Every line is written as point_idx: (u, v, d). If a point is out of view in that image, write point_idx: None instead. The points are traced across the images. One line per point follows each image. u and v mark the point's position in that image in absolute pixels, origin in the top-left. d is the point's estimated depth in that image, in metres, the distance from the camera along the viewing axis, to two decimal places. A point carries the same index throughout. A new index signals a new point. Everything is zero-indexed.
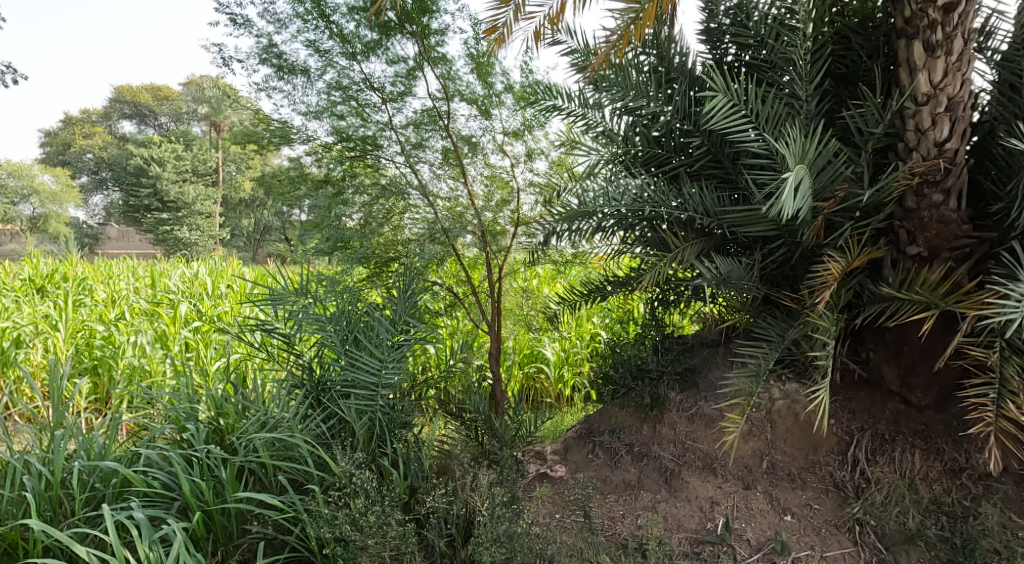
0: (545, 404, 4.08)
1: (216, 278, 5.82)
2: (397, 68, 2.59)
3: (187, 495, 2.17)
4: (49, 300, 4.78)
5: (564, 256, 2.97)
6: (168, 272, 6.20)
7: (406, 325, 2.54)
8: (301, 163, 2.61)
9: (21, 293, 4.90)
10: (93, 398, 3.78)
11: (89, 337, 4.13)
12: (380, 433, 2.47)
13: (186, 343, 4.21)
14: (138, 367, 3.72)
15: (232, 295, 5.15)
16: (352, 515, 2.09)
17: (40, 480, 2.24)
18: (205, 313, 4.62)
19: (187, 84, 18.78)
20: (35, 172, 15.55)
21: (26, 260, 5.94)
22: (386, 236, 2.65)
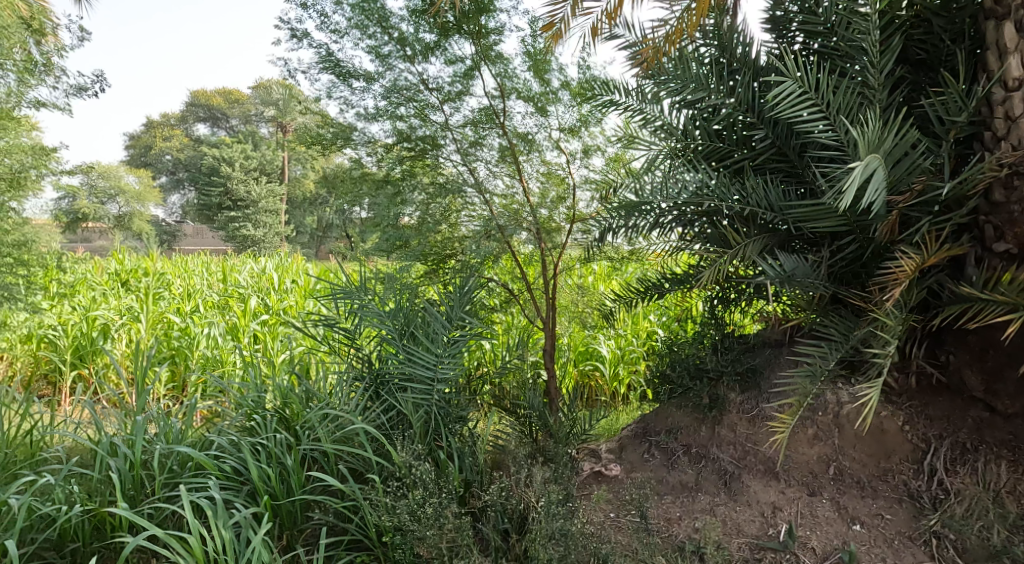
0: (599, 402, 4.07)
1: (281, 272, 6.06)
2: (455, 68, 2.63)
3: (256, 481, 2.28)
4: (132, 293, 5.13)
5: (620, 252, 2.94)
6: (237, 268, 6.49)
7: (461, 322, 2.57)
8: (362, 164, 2.68)
9: (108, 287, 5.28)
10: (171, 386, 4.04)
11: (167, 328, 4.42)
12: (436, 425, 2.53)
13: (254, 335, 4.44)
14: (211, 357, 3.95)
15: (296, 290, 5.37)
16: (409, 505, 2.14)
17: (125, 461, 2.40)
18: (271, 306, 4.84)
19: (258, 88, 19.60)
20: (121, 172, 16.56)
21: (111, 256, 6.32)
22: (443, 234, 2.70)
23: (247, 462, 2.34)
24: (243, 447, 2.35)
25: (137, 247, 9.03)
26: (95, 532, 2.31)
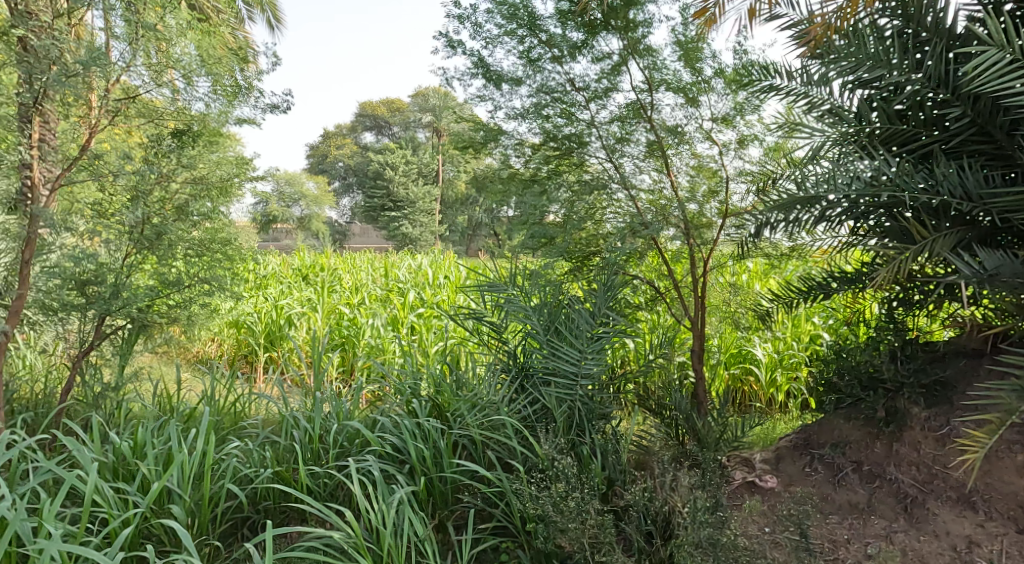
0: (753, 409, 3.83)
1: (438, 268, 6.45)
2: (602, 65, 2.61)
3: (413, 461, 2.44)
4: (311, 286, 5.75)
5: (779, 249, 2.73)
6: (399, 264, 6.99)
7: (605, 318, 2.56)
8: (510, 164, 2.73)
9: (291, 281, 5.97)
10: (343, 369, 4.49)
11: (339, 318, 4.91)
12: (579, 421, 2.54)
13: (412, 327, 4.78)
14: (374, 345, 4.33)
15: (449, 285, 5.70)
16: (552, 497, 2.15)
17: (306, 433, 2.70)
18: (427, 300, 5.16)
19: (417, 94, 20.96)
20: (303, 178, 18.48)
21: (295, 253, 7.10)
22: (588, 231, 2.72)
23: (406, 442, 2.52)
24: (402, 428, 2.53)
25: (297, 247, 10.17)
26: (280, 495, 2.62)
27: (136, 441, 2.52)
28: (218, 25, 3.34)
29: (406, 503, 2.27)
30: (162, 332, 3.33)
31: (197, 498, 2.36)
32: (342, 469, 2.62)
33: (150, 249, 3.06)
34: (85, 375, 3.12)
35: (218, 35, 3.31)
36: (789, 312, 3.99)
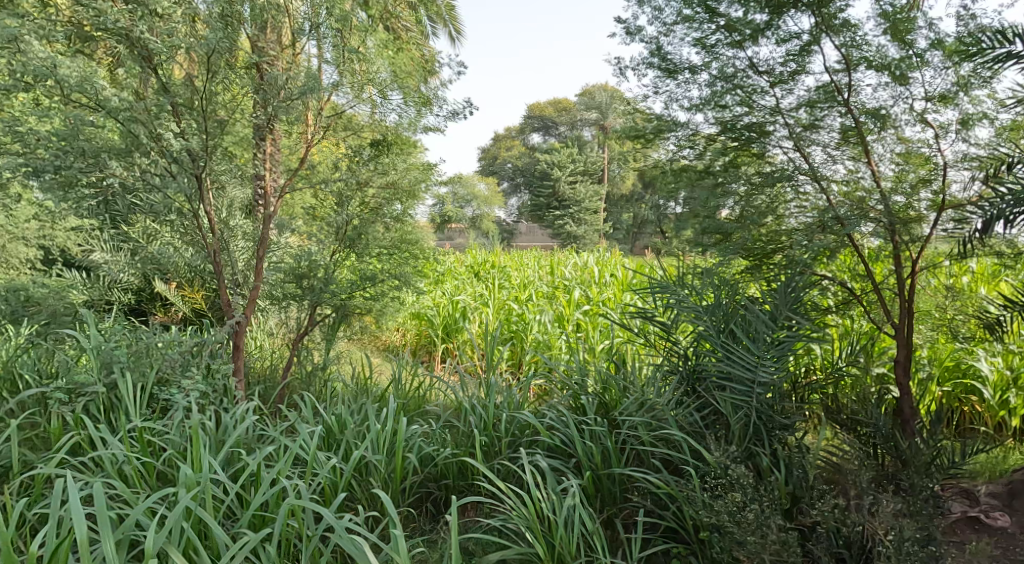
0: (975, 434, 3.29)
1: (603, 266, 6.36)
2: (789, 46, 2.40)
3: (580, 456, 2.43)
4: (483, 283, 6.03)
5: (1014, 248, 2.30)
6: (561, 261, 7.01)
7: (788, 321, 2.31)
8: (677, 155, 2.65)
9: (465, 278, 6.30)
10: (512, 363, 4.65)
11: (508, 312, 5.09)
12: (756, 431, 2.34)
13: (578, 324, 4.80)
14: (541, 340, 4.40)
15: (617, 283, 5.62)
16: (729, 506, 1.98)
17: (480, 421, 2.90)
18: (593, 298, 5.13)
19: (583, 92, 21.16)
20: (477, 181, 19.42)
21: (468, 251, 7.48)
22: (768, 228, 2.48)
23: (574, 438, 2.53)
24: (570, 425, 2.55)
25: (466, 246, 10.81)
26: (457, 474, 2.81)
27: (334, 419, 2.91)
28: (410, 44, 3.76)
29: (572, 492, 2.24)
30: (359, 320, 3.97)
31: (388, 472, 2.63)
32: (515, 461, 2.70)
33: (352, 247, 3.60)
34: (300, 355, 3.77)
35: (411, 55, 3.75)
36: (1019, 322, 3.41)
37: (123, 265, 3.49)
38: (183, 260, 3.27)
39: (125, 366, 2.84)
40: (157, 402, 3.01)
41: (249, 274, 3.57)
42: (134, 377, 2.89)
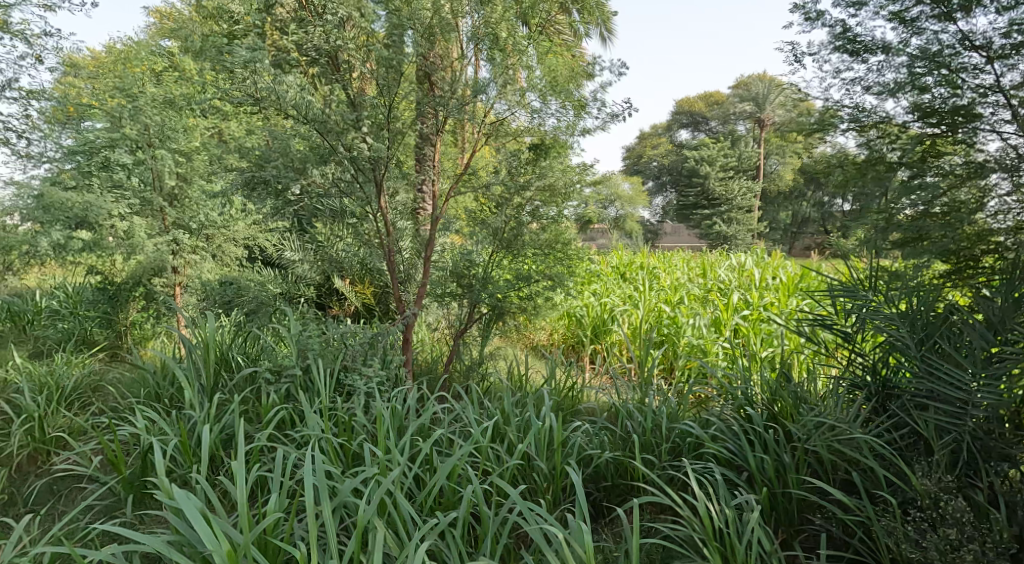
0: None
1: (763, 269, 6.16)
2: (1009, 14, 2.52)
3: (753, 472, 2.47)
4: (631, 283, 6.17)
5: None
6: (715, 263, 6.86)
7: (1007, 335, 2.28)
8: (851, 148, 2.85)
9: (613, 278, 6.46)
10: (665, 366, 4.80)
11: (660, 315, 5.22)
12: (966, 459, 2.36)
13: (736, 329, 4.83)
14: (697, 346, 4.53)
15: (777, 287, 5.51)
16: (939, 543, 2.05)
17: (644, 425, 3.16)
18: (752, 302, 5.12)
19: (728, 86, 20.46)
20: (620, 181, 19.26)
21: (614, 251, 7.58)
22: (978, 226, 2.50)
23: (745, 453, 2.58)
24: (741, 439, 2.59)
25: (609, 243, 10.89)
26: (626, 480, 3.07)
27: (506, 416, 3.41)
28: (567, 57, 4.08)
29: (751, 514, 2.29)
30: (512, 319, 4.38)
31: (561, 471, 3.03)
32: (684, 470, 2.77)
33: (508, 248, 4.15)
34: (459, 349, 4.34)
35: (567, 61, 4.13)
36: None
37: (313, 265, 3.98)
38: (360, 258, 4.06)
39: (318, 354, 3.67)
40: (342, 386, 3.71)
41: (417, 275, 4.13)
42: (325, 362, 3.70)
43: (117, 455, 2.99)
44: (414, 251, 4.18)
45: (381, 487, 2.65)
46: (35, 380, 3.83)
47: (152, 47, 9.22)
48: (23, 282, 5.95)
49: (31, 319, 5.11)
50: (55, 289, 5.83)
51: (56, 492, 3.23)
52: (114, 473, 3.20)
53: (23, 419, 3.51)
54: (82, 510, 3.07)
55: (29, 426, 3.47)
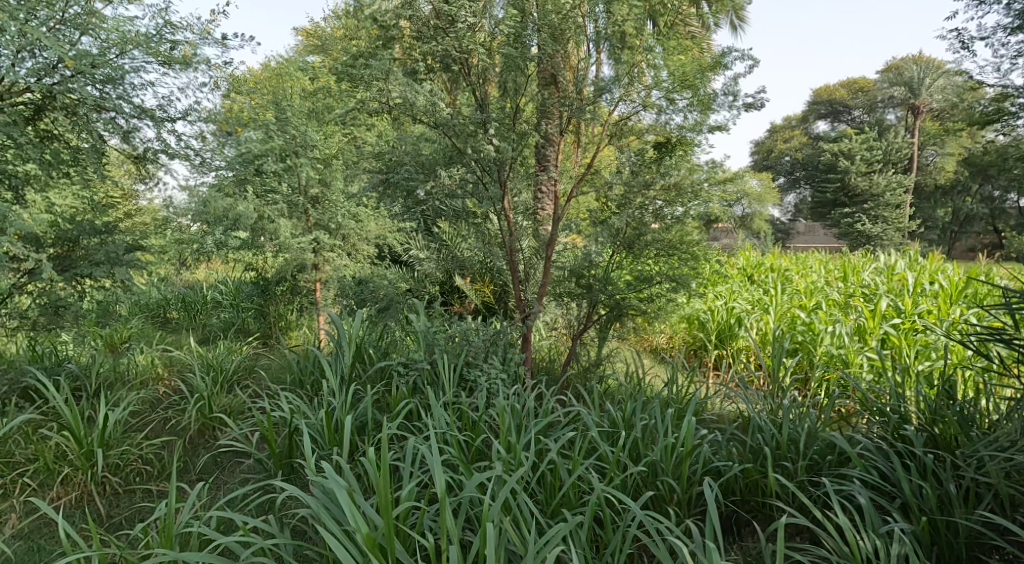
0: None
1: (917, 273, 5.61)
2: None
3: (911, 496, 2.66)
4: (761, 287, 5.90)
5: None
6: (860, 266, 6.34)
7: None
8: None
9: (740, 281, 6.20)
10: (801, 375, 4.58)
11: (793, 321, 5.00)
12: None
13: (884, 339, 4.52)
14: (838, 355, 4.31)
15: (935, 293, 5.06)
16: None
17: (774, 440, 3.31)
18: (904, 309, 4.75)
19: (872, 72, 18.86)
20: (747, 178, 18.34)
21: (742, 252, 7.21)
22: None
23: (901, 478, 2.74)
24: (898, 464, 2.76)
25: (736, 243, 10.40)
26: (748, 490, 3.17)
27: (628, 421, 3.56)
28: (697, 51, 3.94)
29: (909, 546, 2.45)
30: (632, 320, 4.29)
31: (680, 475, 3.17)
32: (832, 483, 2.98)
33: (630, 248, 4.08)
34: (578, 353, 4.31)
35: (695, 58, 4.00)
36: None
37: (439, 264, 4.12)
38: (482, 258, 4.11)
39: (443, 348, 3.81)
40: (466, 382, 3.81)
41: (538, 275, 4.15)
42: (449, 357, 3.82)
43: (268, 433, 3.28)
44: (534, 249, 4.18)
45: (504, 486, 2.72)
46: (202, 362, 4.25)
47: (299, 60, 9.91)
48: (192, 275, 6.63)
49: (199, 307, 5.69)
50: (218, 283, 6.44)
51: (220, 464, 3.55)
52: (265, 449, 3.50)
53: (194, 397, 3.85)
54: (239, 481, 3.37)
55: (201, 405, 3.80)
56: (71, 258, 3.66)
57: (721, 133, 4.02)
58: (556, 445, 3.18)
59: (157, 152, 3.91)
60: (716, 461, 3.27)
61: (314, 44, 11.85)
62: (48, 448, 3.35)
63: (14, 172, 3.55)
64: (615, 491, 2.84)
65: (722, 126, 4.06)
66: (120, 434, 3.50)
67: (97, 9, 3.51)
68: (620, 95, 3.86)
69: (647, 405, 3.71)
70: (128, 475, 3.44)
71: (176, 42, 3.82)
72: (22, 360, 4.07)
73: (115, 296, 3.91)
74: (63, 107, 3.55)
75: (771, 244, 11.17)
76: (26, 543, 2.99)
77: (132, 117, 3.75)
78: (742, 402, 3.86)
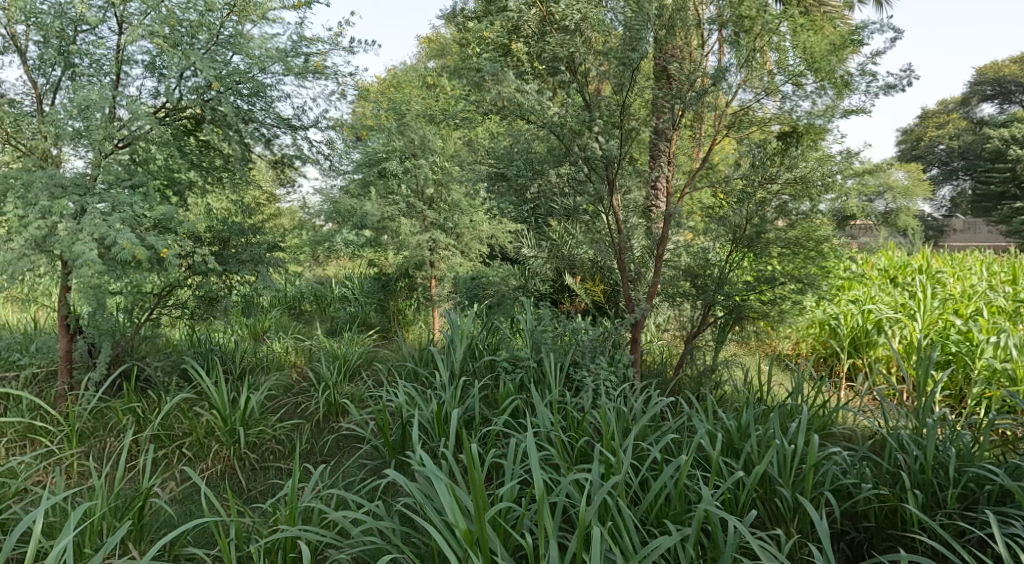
0: None
1: None
2: None
3: None
4: (905, 291, 5.39)
5: None
6: None
7: None
8: None
9: (879, 283, 5.70)
10: (954, 391, 4.13)
11: (944, 330, 4.52)
12: None
13: None
14: (1000, 371, 3.85)
15: None
16: None
17: (917, 463, 3.03)
18: None
19: None
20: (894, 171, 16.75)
21: (883, 251, 6.60)
22: None
23: None
24: None
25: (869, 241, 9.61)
26: (883, 518, 2.93)
27: (743, 430, 3.40)
28: (829, 31, 3.66)
29: None
30: (752, 324, 4.05)
31: (803, 492, 2.98)
32: (990, 521, 2.70)
33: (750, 248, 3.87)
34: (692, 356, 4.17)
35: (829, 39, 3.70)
36: None
37: (548, 263, 4.14)
38: (593, 256, 4.08)
39: (550, 347, 3.84)
40: (573, 381, 3.82)
41: (650, 274, 4.05)
42: (556, 355, 3.84)
43: (384, 422, 3.49)
44: (646, 249, 4.08)
45: (606, 490, 2.69)
46: (330, 352, 4.60)
47: (422, 67, 10.39)
48: (324, 271, 7.17)
49: (328, 302, 6.16)
50: (346, 278, 6.92)
51: (341, 447, 3.82)
52: (382, 436, 3.73)
53: (321, 384, 4.18)
54: (358, 466, 3.62)
55: (327, 391, 4.12)
56: (225, 255, 4.02)
57: (860, 117, 3.66)
58: (662, 451, 3.07)
59: (294, 157, 4.26)
60: (844, 482, 3.06)
61: (437, 52, 12.35)
62: (200, 423, 3.76)
63: (180, 178, 3.99)
64: (722, 511, 2.70)
65: (860, 109, 3.69)
66: (259, 415, 3.86)
67: (246, 31, 3.87)
68: (741, 81, 3.72)
69: (764, 414, 3.51)
70: (264, 453, 3.78)
71: (309, 54, 4.13)
72: (183, 345, 4.61)
73: (259, 290, 4.25)
74: (218, 120, 3.93)
75: (911, 243, 10.23)
76: (182, 506, 3.38)
77: (272, 126, 4.12)
78: (879, 417, 3.57)
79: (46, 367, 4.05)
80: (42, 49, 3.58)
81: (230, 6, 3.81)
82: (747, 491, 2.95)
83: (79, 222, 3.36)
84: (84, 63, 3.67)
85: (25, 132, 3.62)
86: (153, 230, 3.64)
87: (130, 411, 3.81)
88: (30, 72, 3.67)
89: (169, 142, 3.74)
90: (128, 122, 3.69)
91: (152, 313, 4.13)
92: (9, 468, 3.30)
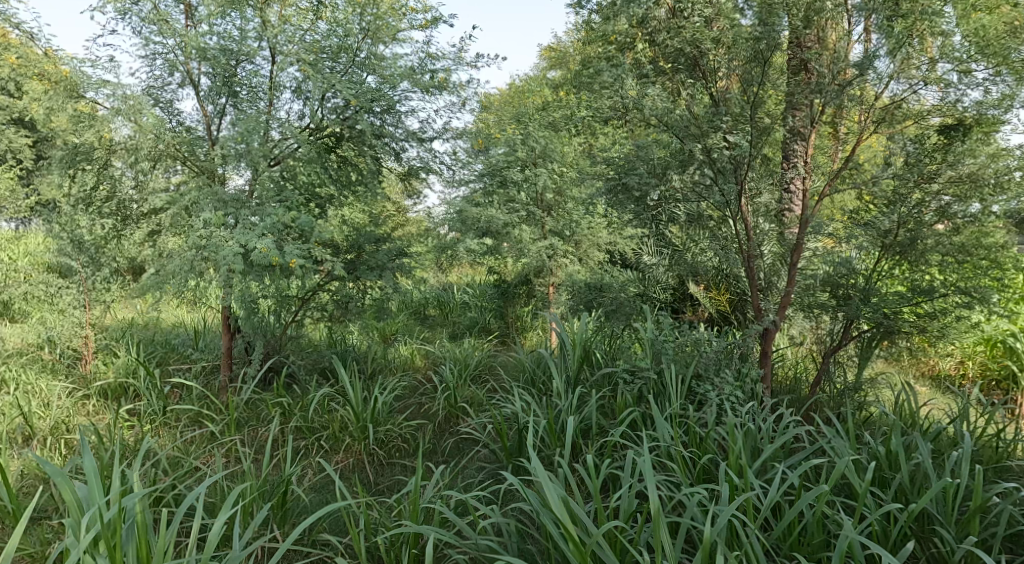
0: None
1: None
2: None
3: None
4: None
5: None
6: None
7: None
8: None
9: None
10: None
11: None
12: None
13: None
14: None
15: None
16: None
17: None
18: None
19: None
20: None
21: None
22: None
23: None
24: None
25: None
26: None
27: (892, 457, 3.05)
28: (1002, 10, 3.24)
29: None
30: (905, 340, 3.64)
31: (971, 532, 2.61)
32: None
33: (903, 255, 3.50)
34: (831, 373, 3.83)
35: (1005, 18, 3.26)
36: None
37: (668, 269, 4.03)
38: (718, 264, 3.90)
39: (672, 359, 3.71)
40: (696, 395, 3.65)
41: (784, 283, 3.79)
42: (678, 367, 3.70)
43: (502, 426, 3.52)
44: (778, 255, 3.80)
45: (736, 510, 2.48)
46: (453, 356, 4.78)
47: (542, 77, 10.55)
48: (447, 278, 7.47)
49: (451, 307, 6.42)
50: (467, 284, 7.17)
51: (461, 450, 3.92)
52: (499, 441, 3.78)
53: (444, 388, 4.34)
54: (477, 468, 3.70)
55: (449, 394, 4.27)
56: (359, 263, 4.33)
57: None
58: (795, 475, 2.80)
59: (420, 167, 4.51)
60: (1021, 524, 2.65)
61: (558, 62, 12.22)
62: (336, 419, 4.00)
63: (321, 193, 4.31)
64: (867, 548, 2.40)
65: None
66: (387, 414, 4.07)
67: (380, 52, 4.12)
68: (893, 72, 3.33)
69: (919, 440, 3.12)
70: (390, 450, 3.96)
71: (435, 71, 4.33)
72: (322, 345, 5.00)
73: (389, 296, 4.51)
74: (354, 137, 4.21)
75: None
76: (318, 495, 3.57)
77: (401, 140, 4.36)
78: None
79: (211, 362, 4.54)
80: (210, 80, 4.04)
81: (365, 31, 4.10)
82: (898, 525, 2.62)
83: (238, 233, 3.73)
84: (244, 91, 4.11)
85: (197, 154, 4.09)
86: (298, 240, 3.95)
87: (278, 405, 4.16)
88: (201, 101, 4.15)
89: (312, 158, 4.08)
90: (280, 142, 4.05)
91: (297, 315, 4.51)
92: (182, 448, 3.67)
